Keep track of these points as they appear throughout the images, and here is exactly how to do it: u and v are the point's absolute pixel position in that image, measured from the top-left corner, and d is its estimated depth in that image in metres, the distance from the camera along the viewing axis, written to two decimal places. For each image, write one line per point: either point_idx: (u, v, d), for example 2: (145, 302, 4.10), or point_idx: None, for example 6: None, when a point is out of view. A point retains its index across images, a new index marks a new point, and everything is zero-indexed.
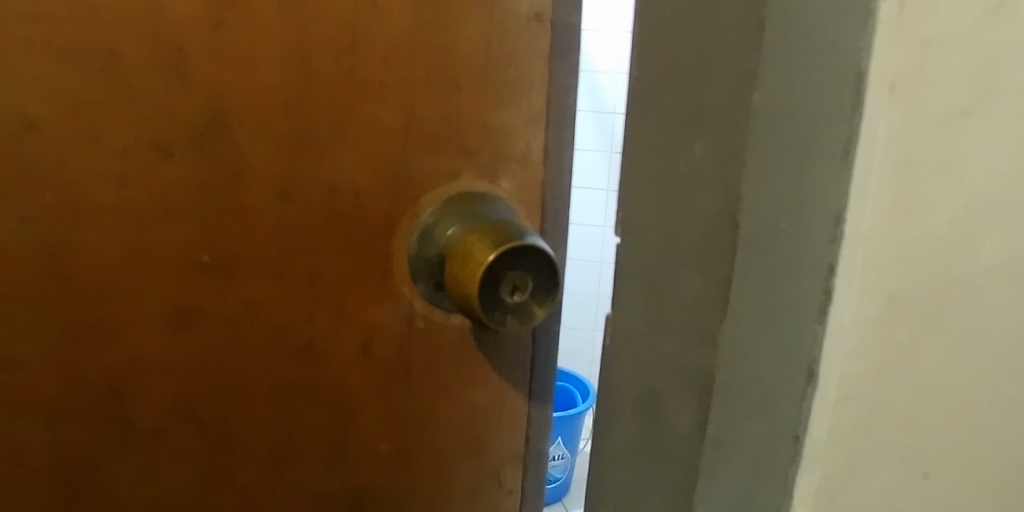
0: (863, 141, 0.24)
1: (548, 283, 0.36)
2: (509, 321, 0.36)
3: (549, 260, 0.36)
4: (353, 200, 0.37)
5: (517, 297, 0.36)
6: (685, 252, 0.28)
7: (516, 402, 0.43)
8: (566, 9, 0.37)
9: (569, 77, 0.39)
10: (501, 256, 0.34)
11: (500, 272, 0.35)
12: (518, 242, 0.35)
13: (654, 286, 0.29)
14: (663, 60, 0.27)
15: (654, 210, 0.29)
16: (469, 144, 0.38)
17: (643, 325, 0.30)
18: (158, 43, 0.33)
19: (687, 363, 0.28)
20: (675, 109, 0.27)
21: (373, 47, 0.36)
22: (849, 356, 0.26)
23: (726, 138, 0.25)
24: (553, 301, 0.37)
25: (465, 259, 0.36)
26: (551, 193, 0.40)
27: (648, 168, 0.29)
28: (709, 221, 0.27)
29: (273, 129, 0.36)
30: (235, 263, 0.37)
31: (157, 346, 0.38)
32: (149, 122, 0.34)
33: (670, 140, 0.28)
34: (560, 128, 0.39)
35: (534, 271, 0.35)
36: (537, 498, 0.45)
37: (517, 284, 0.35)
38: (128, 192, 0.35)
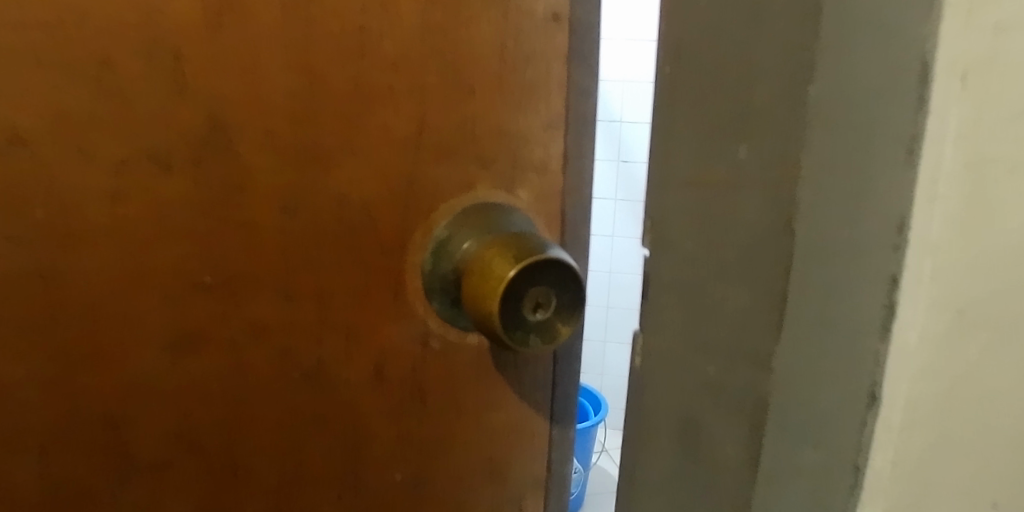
0: (931, 138, 0.23)
1: (572, 299, 0.34)
2: (532, 341, 0.34)
3: (572, 274, 0.33)
4: (362, 214, 0.35)
5: (541, 315, 0.33)
6: (727, 266, 0.25)
7: (536, 425, 0.40)
8: (585, 8, 0.35)
9: (588, 80, 0.36)
10: (523, 271, 0.32)
11: (522, 288, 0.32)
12: (540, 256, 0.33)
13: (689, 303, 0.26)
14: (703, 45, 0.24)
15: (689, 216, 0.26)
16: (484, 152, 0.36)
17: (677, 345, 0.27)
18: (153, 49, 0.31)
19: (732, 388, 0.25)
20: (716, 107, 0.24)
21: (381, 50, 0.33)
22: (917, 376, 0.24)
23: (779, 132, 0.22)
24: (579, 318, 0.35)
25: (483, 275, 0.33)
26: (571, 202, 0.38)
27: (676, 173, 0.26)
28: (754, 229, 0.24)
29: (277, 140, 0.34)
30: (239, 283, 0.35)
31: (155, 374, 0.35)
32: (144, 134, 0.32)
33: (705, 140, 0.25)
34: (580, 133, 0.37)
35: (558, 287, 0.33)
36: None
37: (540, 300, 0.33)
38: (123, 209, 0.33)
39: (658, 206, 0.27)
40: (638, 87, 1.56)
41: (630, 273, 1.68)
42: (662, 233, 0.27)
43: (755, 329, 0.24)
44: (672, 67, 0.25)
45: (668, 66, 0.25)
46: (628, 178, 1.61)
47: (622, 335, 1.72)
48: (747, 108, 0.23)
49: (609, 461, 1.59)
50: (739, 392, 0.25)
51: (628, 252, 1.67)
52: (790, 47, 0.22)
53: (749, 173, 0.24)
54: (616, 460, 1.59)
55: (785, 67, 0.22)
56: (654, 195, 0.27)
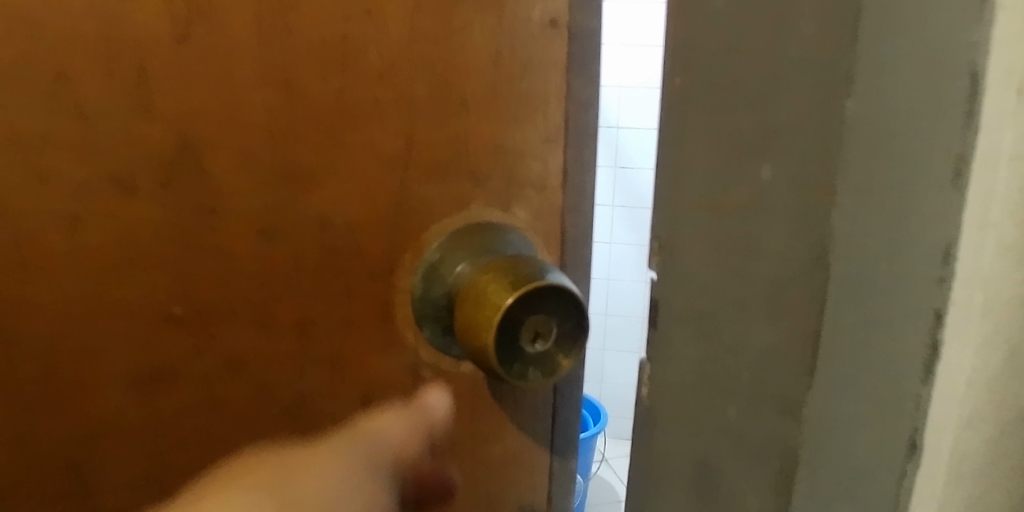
0: (981, 156, 0.20)
1: (575, 328, 0.31)
2: (531, 374, 0.31)
3: (575, 300, 0.31)
4: (347, 235, 0.33)
5: (540, 345, 0.31)
6: (752, 294, 0.25)
7: (536, 459, 0.38)
8: (585, 13, 0.32)
9: (590, 90, 0.33)
10: (522, 299, 0.29)
11: (520, 318, 0.30)
12: (539, 281, 0.30)
13: (703, 326, 0.26)
14: (717, 62, 0.24)
15: (701, 238, 0.26)
16: (478, 169, 0.33)
17: (690, 369, 0.27)
18: (115, 61, 0.29)
19: (760, 422, 0.26)
20: (739, 125, 0.24)
21: (366, 60, 0.31)
22: (964, 425, 0.22)
23: (815, 161, 0.23)
24: (581, 349, 0.32)
25: (479, 303, 0.31)
26: (572, 220, 0.35)
27: (683, 193, 0.25)
28: (782, 255, 0.24)
29: (254, 159, 0.31)
30: (213, 313, 0.33)
31: (121, 411, 0.33)
32: (107, 155, 0.30)
33: (719, 160, 0.25)
34: (580, 147, 0.34)
35: (559, 314, 0.31)
36: None
37: (539, 330, 0.30)
38: (84, 236, 0.31)
39: (665, 225, 0.26)
40: (635, 91, 1.53)
41: (628, 281, 1.66)
42: (670, 254, 0.26)
43: (788, 355, 0.25)
44: (681, 82, 0.25)
45: (678, 77, 0.25)
46: (625, 184, 1.58)
47: (621, 344, 1.70)
48: (774, 132, 0.24)
49: (609, 472, 1.56)
50: (766, 426, 0.26)
51: (627, 259, 1.64)
52: (825, 78, 0.23)
53: (767, 198, 0.24)
54: (616, 470, 1.56)
55: (820, 97, 0.23)
56: (659, 214, 0.26)
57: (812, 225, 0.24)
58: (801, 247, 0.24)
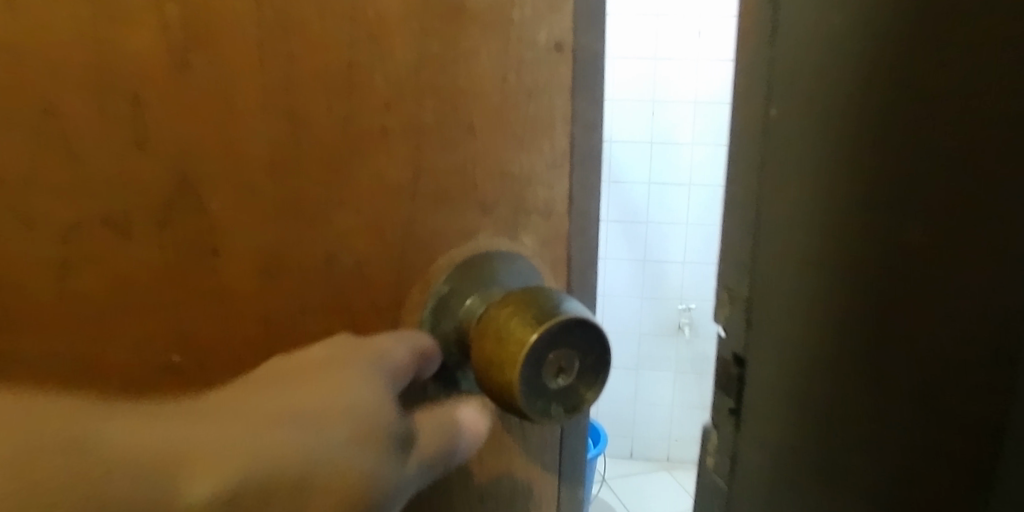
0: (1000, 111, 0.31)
1: (595, 362, 0.31)
2: (553, 410, 0.31)
3: (595, 332, 0.30)
4: (353, 271, 0.32)
5: (562, 380, 0.31)
6: (832, 288, 0.34)
7: (542, 487, 0.37)
8: (589, 37, 0.31)
9: (595, 114, 0.33)
10: (546, 337, 0.29)
11: (544, 354, 0.29)
12: (561, 316, 0.29)
13: (807, 353, 0.35)
14: (790, 119, 0.32)
15: (780, 278, 0.34)
16: (485, 197, 0.32)
17: (765, 383, 0.36)
18: (109, 93, 0.28)
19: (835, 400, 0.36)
20: (818, 158, 0.32)
21: (373, 87, 0.30)
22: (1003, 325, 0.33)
23: (859, 183, 0.33)
24: (603, 384, 0.32)
25: (501, 339, 0.30)
26: (577, 247, 0.34)
27: (765, 241, 0.34)
28: (849, 263, 0.33)
29: (257, 193, 0.30)
30: (213, 359, 0.32)
31: None
32: (98, 195, 0.29)
33: (787, 223, 0.33)
34: (586, 173, 0.33)
35: (581, 349, 0.30)
36: None
37: (562, 365, 0.30)
38: (73, 283, 0.30)
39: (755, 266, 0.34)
40: None
41: None
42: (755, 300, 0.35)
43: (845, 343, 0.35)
44: (762, 132, 0.33)
45: (772, 109, 0.32)
46: None
47: None
48: (831, 189, 0.33)
49: None
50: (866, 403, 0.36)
51: None
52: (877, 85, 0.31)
53: (817, 231, 0.33)
54: None
55: (868, 128, 0.32)
56: (743, 265, 0.35)
57: (845, 262, 0.34)
58: (859, 261, 0.34)
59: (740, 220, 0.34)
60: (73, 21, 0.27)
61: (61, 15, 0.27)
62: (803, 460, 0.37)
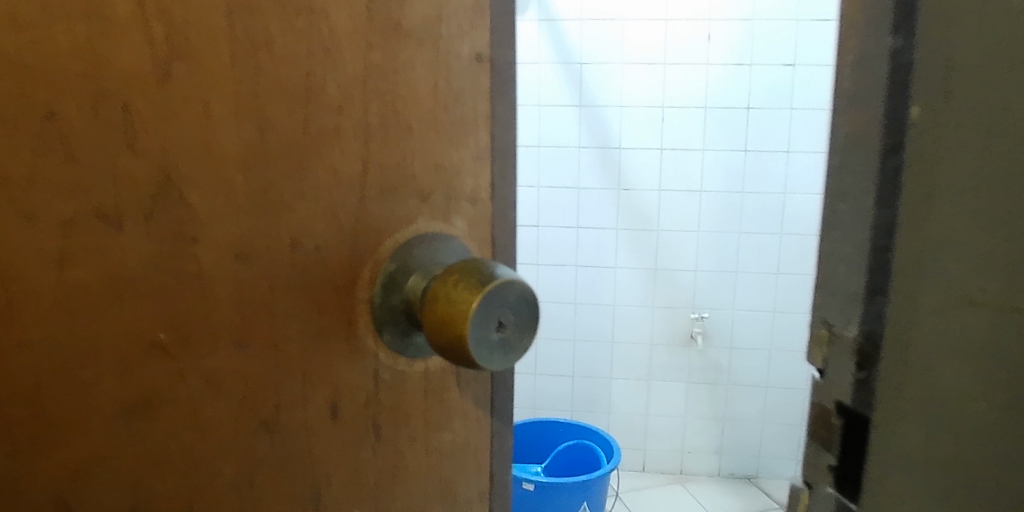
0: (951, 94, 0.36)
1: (525, 317, 0.39)
2: (494, 357, 0.38)
3: (526, 293, 0.38)
4: (313, 254, 0.38)
5: (501, 332, 0.38)
6: (905, 305, 0.38)
7: (478, 425, 0.46)
8: (500, 51, 0.40)
9: (506, 114, 0.41)
10: (490, 295, 0.37)
11: (488, 309, 0.37)
12: (500, 279, 0.37)
13: (893, 359, 0.39)
14: (926, 148, 0.36)
15: (925, 299, 0.38)
16: (422, 188, 0.39)
17: (920, 393, 0.39)
18: (105, 104, 0.34)
19: (909, 409, 0.39)
20: (961, 139, 0.36)
21: (327, 93, 0.36)
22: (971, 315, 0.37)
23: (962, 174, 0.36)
24: (532, 335, 0.40)
25: (450, 301, 0.37)
26: (499, 227, 0.43)
27: (903, 259, 0.38)
28: (965, 274, 0.37)
29: (230, 185, 0.37)
30: (195, 336, 0.38)
31: (110, 439, 0.38)
32: (95, 191, 0.35)
33: (940, 238, 0.37)
34: (503, 162, 0.42)
35: (515, 306, 0.38)
36: None
37: (502, 319, 0.38)
38: (71, 272, 0.36)
39: (874, 301, 0.39)
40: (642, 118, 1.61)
41: None
42: (856, 345, 0.40)
43: (948, 340, 0.37)
44: (910, 153, 0.37)
45: (916, 106, 0.36)
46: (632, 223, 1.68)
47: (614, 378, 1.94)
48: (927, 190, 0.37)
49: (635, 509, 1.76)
50: (922, 415, 0.39)
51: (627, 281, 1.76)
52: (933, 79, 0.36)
53: (964, 229, 0.36)
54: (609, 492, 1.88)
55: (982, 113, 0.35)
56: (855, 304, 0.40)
57: (952, 265, 0.37)
58: (956, 266, 0.37)
59: (852, 270, 0.40)
60: (72, 40, 0.33)
61: (61, 35, 0.33)
62: (910, 486, 0.40)
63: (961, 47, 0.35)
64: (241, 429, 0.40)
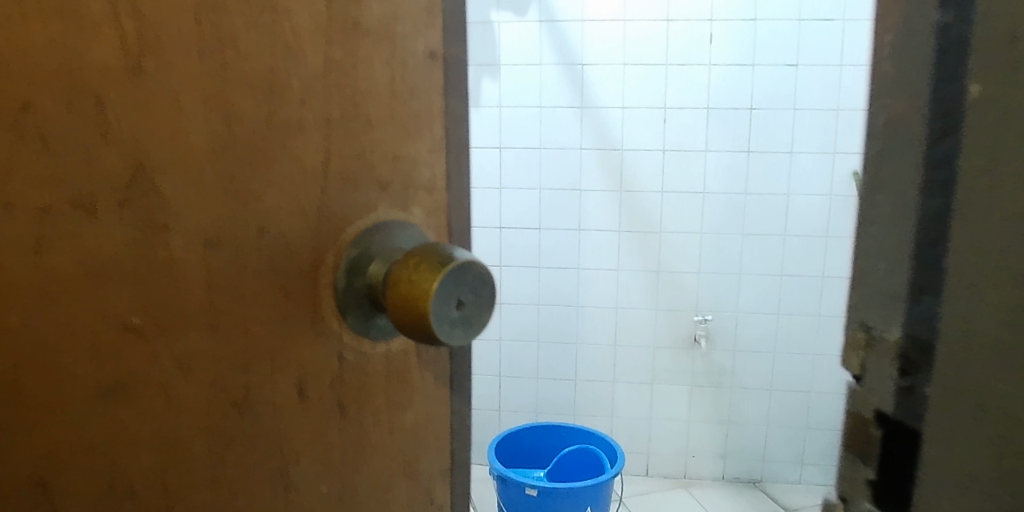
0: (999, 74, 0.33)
1: (484, 296, 0.41)
2: (456, 333, 0.40)
3: (485, 273, 0.41)
4: (278, 240, 0.40)
5: (461, 310, 0.40)
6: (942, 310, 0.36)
7: (440, 405, 0.49)
8: (452, 49, 0.43)
9: (460, 109, 0.44)
10: (450, 276, 0.39)
11: (448, 290, 0.39)
12: (459, 261, 0.39)
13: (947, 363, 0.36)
14: (980, 147, 0.34)
15: (975, 307, 0.35)
16: (381, 177, 0.42)
17: (955, 403, 0.36)
18: (79, 96, 0.36)
19: (948, 419, 0.36)
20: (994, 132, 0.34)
21: (290, 86, 0.39)
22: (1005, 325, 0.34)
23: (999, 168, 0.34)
24: (491, 312, 0.42)
25: (412, 282, 0.39)
26: (454, 216, 0.46)
27: (954, 255, 0.35)
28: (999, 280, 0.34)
29: (199, 173, 0.38)
30: (167, 319, 0.40)
31: (88, 417, 0.40)
32: (70, 179, 0.37)
33: (1005, 235, 0.34)
34: (458, 155, 0.45)
35: (474, 286, 0.40)
36: (463, 492, 0.52)
37: (461, 298, 0.40)
38: (47, 257, 0.38)
39: (920, 301, 0.37)
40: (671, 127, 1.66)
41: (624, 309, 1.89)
42: (898, 347, 0.38)
43: (981, 346, 0.35)
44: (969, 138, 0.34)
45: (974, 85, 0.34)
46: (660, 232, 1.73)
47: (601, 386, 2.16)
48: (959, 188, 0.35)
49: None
50: (967, 432, 0.36)
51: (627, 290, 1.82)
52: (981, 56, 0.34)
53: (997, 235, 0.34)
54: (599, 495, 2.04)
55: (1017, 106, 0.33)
56: (886, 304, 0.38)
57: (986, 269, 0.35)
58: (987, 270, 0.35)
59: (895, 267, 0.38)
60: (47, 36, 0.36)
61: (36, 32, 0.36)
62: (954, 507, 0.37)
63: (990, 35, 0.33)
64: (213, 408, 0.42)
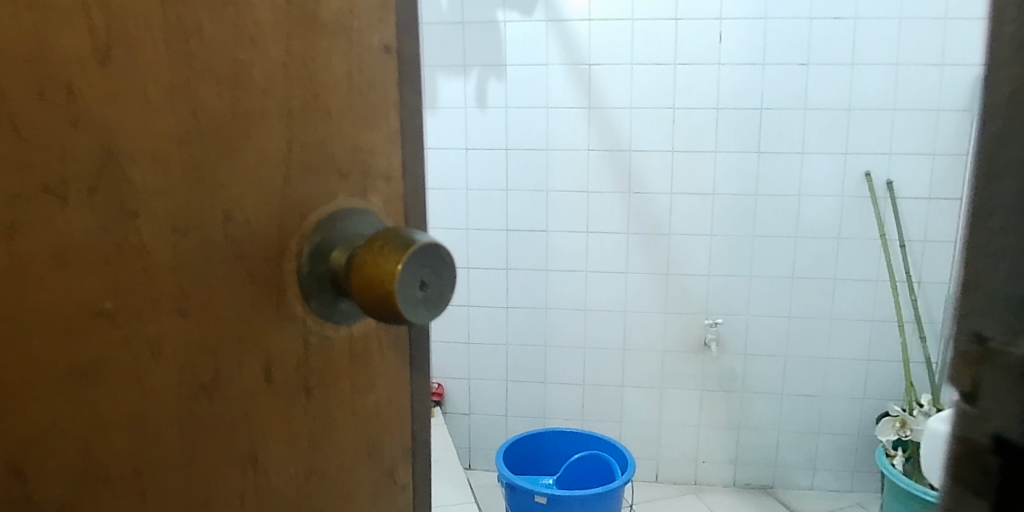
0: None
1: (444, 277, 0.43)
2: (419, 313, 0.42)
3: (444, 255, 0.43)
4: (244, 226, 0.42)
5: (423, 291, 0.42)
6: None
7: (400, 378, 0.54)
8: (405, 49, 0.49)
9: (411, 103, 0.50)
10: (412, 256, 0.41)
11: (411, 269, 0.41)
12: (420, 243, 0.42)
13: None
14: None
15: None
16: (341, 166, 0.46)
17: None
18: (48, 81, 0.35)
19: None
20: None
21: (253, 77, 0.41)
22: None
23: None
24: (451, 293, 0.44)
25: (377, 264, 0.41)
26: (411, 203, 0.51)
27: None
28: None
29: (169, 161, 0.39)
30: (140, 307, 0.39)
31: (62, 411, 0.37)
32: (41, 165, 0.35)
33: None
34: (414, 144, 0.51)
35: (434, 267, 0.43)
36: (419, 460, 0.57)
37: (423, 278, 0.42)
38: (19, 244, 0.35)
39: None
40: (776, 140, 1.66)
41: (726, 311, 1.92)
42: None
43: None
44: None
45: None
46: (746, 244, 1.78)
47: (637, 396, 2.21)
48: None
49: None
50: None
51: None
52: None
53: None
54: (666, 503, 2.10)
55: None
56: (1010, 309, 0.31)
57: None
58: None
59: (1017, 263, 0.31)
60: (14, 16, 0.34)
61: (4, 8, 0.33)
62: None
63: None
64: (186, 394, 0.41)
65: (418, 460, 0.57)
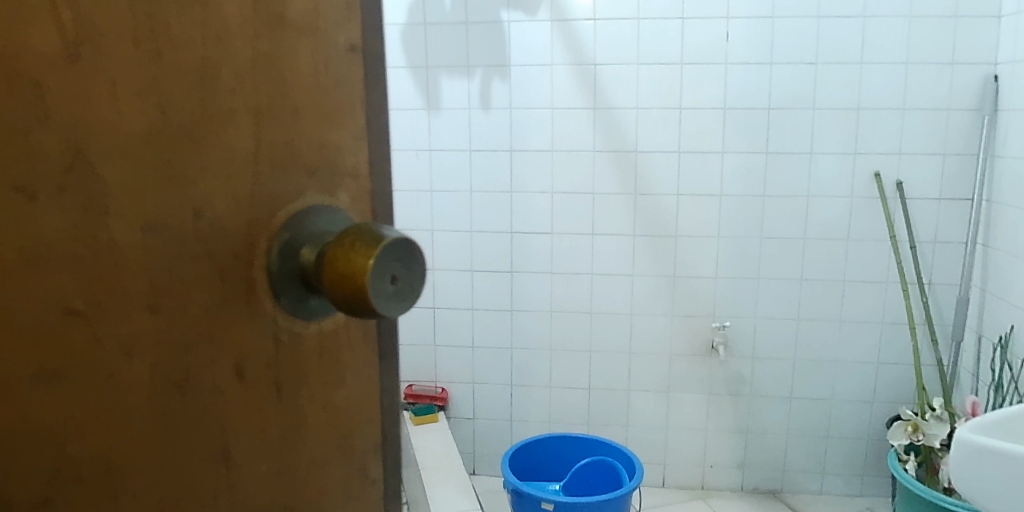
0: None
1: (417, 271, 0.43)
2: (393, 307, 0.42)
3: (416, 249, 0.43)
4: (213, 222, 0.42)
5: (397, 286, 0.42)
6: None
7: (370, 375, 0.54)
8: (370, 46, 0.48)
9: (377, 101, 0.50)
10: (384, 251, 0.41)
11: (383, 264, 0.41)
12: (392, 238, 0.42)
13: None
14: None
15: None
16: (308, 164, 0.46)
17: None
18: (15, 80, 0.35)
19: None
20: None
21: (220, 74, 0.41)
22: None
23: None
24: (425, 287, 0.44)
25: (349, 260, 0.41)
26: (378, 201, 0.51)
27: None
28: None
29: (138, 158, 0.39)
30: (108, 305, 0.39)
31: (30, 409, 0.37)
32: (7, 164, 0.36)
33: None
34: (379, 142, 0.51)
35: (407, 261, 0.42)
36: (391, 456, 0.57)
37: (396, 273, 0.42)
38: None
39: None
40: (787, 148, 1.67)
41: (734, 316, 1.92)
42: None
43: None
44: None
45: None
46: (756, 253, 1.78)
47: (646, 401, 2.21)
48: None
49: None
50: None
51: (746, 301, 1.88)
52: None
53: None
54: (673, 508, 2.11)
55: None
56: None
57: None
58: None
59: None
60: None
61: None
62: None
63: None
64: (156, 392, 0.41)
65: (389, 456, 0.57)
